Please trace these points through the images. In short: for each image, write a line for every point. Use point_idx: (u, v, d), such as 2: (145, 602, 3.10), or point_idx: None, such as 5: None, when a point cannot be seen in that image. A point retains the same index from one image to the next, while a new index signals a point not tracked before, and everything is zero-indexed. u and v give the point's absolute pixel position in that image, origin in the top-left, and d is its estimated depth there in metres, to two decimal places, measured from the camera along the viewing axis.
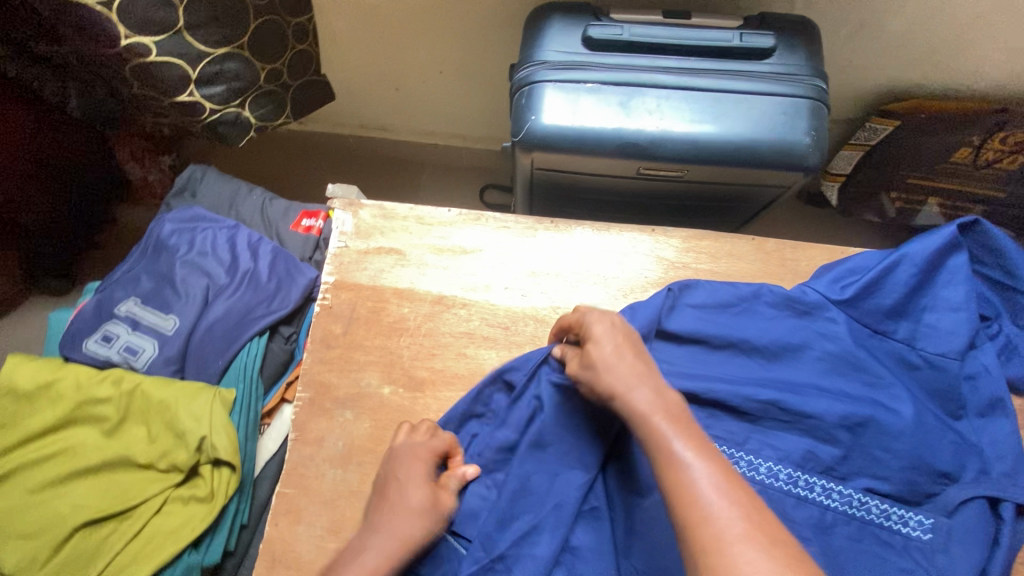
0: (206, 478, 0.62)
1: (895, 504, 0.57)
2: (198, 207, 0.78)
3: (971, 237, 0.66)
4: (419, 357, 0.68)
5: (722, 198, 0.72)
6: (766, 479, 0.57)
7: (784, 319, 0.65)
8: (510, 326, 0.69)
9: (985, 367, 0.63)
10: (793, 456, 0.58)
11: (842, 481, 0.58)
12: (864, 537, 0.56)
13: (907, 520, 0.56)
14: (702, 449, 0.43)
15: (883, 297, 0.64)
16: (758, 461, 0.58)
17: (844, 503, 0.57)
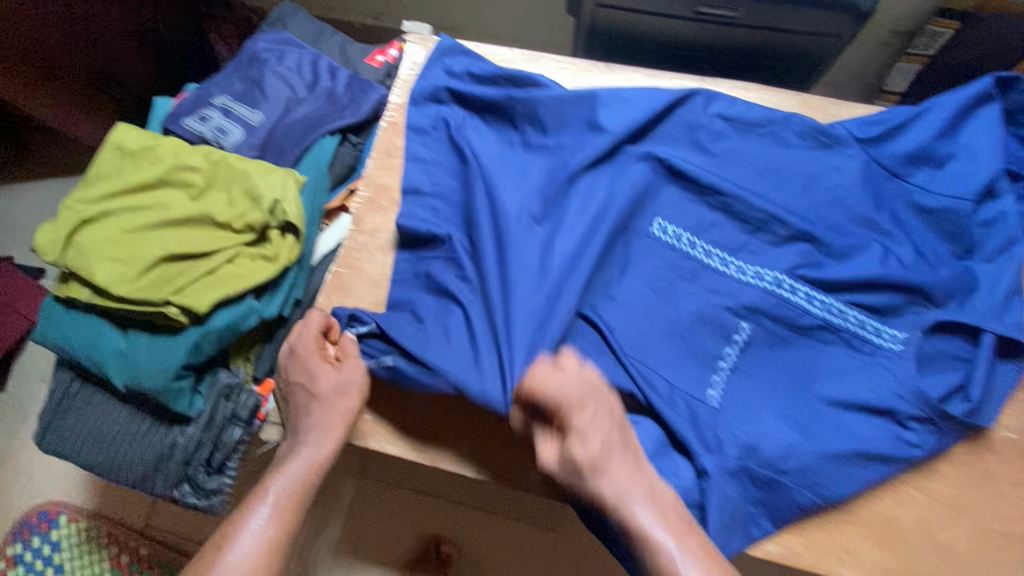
0: (274, 242, 0.70)
1: (872, 317, 0.65)
2: (288, 34, 0.86)
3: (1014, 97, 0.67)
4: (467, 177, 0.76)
5: (774, 48, 0.75)
6: (749, 278, 0.66)
7: (810, 156, 0.70)
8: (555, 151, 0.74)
9: (999, 217, 0.66)
10: (794, 259, 0.67)
11: (826, 292, 0.65)
12: (832, 340, 0.64)
13: (881, 333, 0.63)
14: (653, 497, 0.54)
15: (903, 141, 0.68)
16: (744, 265, 0.67)
17: (823, 310, 0.64)
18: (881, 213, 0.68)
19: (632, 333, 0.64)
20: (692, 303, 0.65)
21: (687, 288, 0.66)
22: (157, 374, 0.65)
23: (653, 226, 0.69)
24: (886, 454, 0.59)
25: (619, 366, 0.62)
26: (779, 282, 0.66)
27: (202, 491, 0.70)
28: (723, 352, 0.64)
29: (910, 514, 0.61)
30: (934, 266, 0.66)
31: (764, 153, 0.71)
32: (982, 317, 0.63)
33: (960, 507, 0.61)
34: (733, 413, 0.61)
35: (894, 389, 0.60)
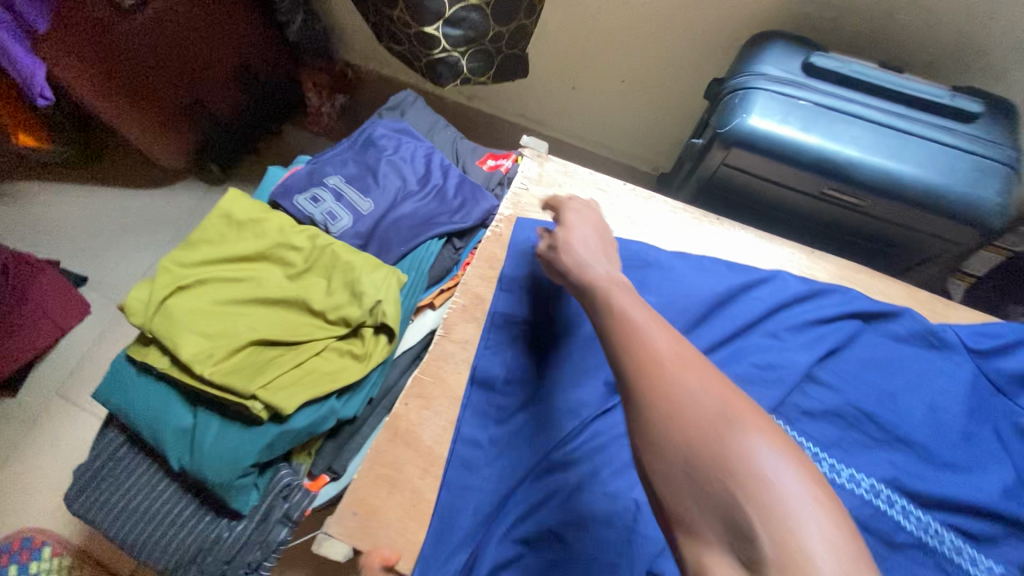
0: (365, 340, 0.68)
1: (968, 542, 0.60)
2: (405, 123, 0.87)
3: None
4: None
5: (889, 237, 0.75)
6: (848, 483, 0.62)
7: (917, 354, 0.69)
8: None
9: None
10: (893, 460, 0.64)
11: (927, 512, 0.62)
12: (928, 564, 0.59)
13: (976, 561, 0.59)
14: (666, 328, 0.40)
15: (1009, 362, 0.69)
16: (841, 467, 0.63)
17: (919, 528, 0.60)
18: (983, 428, 0.66)
19: None
20: None
21: None
22: (223, 466, 0.61)
23: None
24: None
25: None
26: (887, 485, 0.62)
27: None
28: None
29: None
30: None
31: (869, 342, 0.70)
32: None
33: None
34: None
35: None
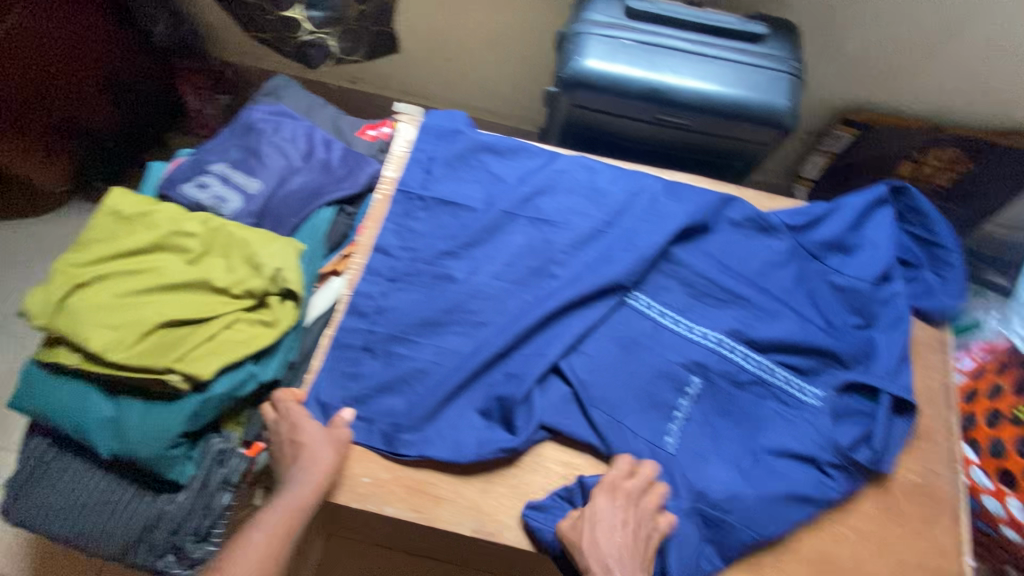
0: (273, 308, 0.73)
1: (797, 377, 0.77)
2: (283, 106, 0.91)
3: (903, 201, 0.83)
4: (452, 245, 0.81)
5: (717, 149, 0.88)
6: (697, 338, 0.77)
7: (750, 240, 0.83)
8: (538, 223, 0.83)
9: (893, 299, 0.80)
10: (726, 326, 0.78)
11: (772, 377, 0.77)
12: (767, 396, 0.76)
13: (805, 390, 0.76)
14: (626, 498, 0.65)
15: (818, 231, 0.83)
16: (695, 326, 0.78)
17: (758, 368, 0.77)
18: (801, 290, 0.81)
19: (611, 393, 0.73)
20: (655, 360, 0.76)
21: (650, 345, 0.77)
22: (153, 441, 0.65)
23: (634, 299, 0.79)
24: (809, 495, 0.70)
25: (590, 419, 0.73)
26: (738, 358, 0.77)
27: (187, 560, 0.69)
28: (713, 445, 0.73)
29: (855, 561, 0.69)
30: (842, 335, 0.78)
31: (714, 238, 0.83)
32: (885, 377, 0.76)
33: (881, 540, 0.70)
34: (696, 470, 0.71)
35: (815, 440, 0.73)
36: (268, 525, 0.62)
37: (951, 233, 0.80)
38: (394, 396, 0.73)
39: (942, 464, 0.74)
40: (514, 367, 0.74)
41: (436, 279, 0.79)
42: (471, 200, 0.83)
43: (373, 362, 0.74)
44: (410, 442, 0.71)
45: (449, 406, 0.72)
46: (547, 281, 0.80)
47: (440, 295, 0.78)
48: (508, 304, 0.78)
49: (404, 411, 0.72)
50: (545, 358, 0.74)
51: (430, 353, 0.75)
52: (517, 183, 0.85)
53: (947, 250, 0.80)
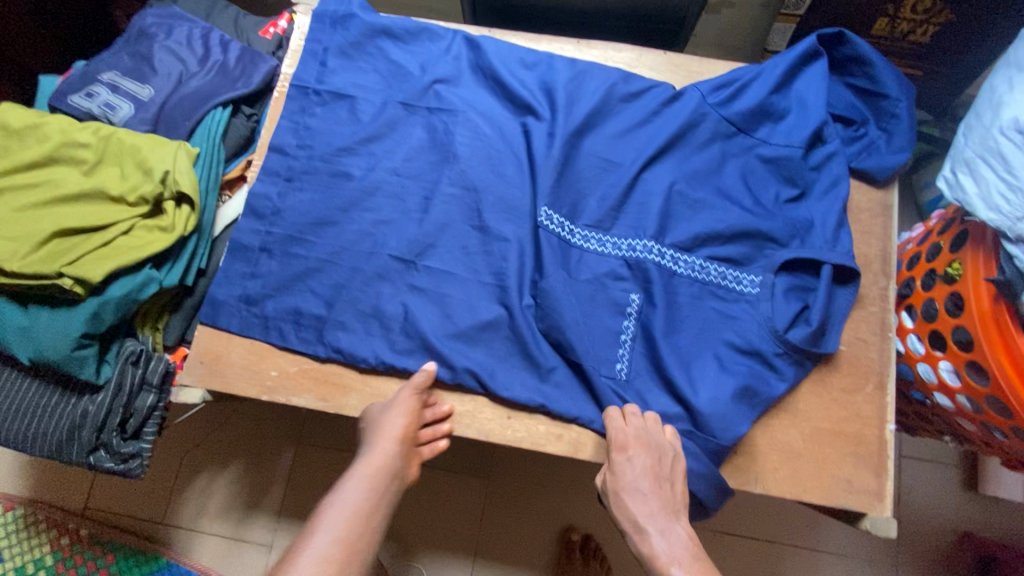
0: (169, 213, 0.72)
1: (731, 268, 0.71)
2: (177, 7, 0.86)
3: (842, 49, 0.73)
4: (352, 141, 0.77)
5: (637, 8, 0.79)
6: (612, 250, 0.72)
7: (672, 117, 0.76)
8: (442, 111, 0.78)
9: (822, 167, 0.73)
10: (640, 206, 0.73)
11: (688, 252, 0.72)
12: (703, 295, 0.71)
13: (741, 279, 0.71)
14: (636, 457, 0.62)
15: (747, 97, 0.75)
16: (607, 207, 0.73)
17: (689, 269, 0.71)
18: (724, 164, 0.75)
19: (516, 281, 0.71)
20: (574, 263, 0.72)
21: (564, 267, 0.71)
22: (59, 344, 0.67)
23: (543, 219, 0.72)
24: (721, 372, 0.67)
25: (509, 320, 0.71)
26: (653, 236, 0.72)
27: (118, 455, 0.73)
28: (623, 328, 0.69)
29: (768, 435, 0.67)
30: (768, 208, 0.73)
31: (637, 134, 0.76)
32: (822, 248, 0.70)
33: (797, 412, 0.68)
34: (601, 355, 0.69)
35: (752, 329, 0.68)
36: (361, 480, 0.61)
37: (896, 80, 0.70)
38: (300, 297, 0.73)
39: (872, 334, 0.69)
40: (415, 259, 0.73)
41: (338, 178, 0.77)
42: (371, 94, 0.79)
43: (276, 268, 0.74)
44: (315, 341, 0.72)
45: (352, 304, 0.72)
46: (451, 170, 0.76)
47: (340, 194, 0.76)
48: (410, 197, 0.76)
49: (310, 310, 0.73)
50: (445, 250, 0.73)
51: (332, 253, 0.74)
52: (418, 72, 0.79)
53: (892, 101, 0.71)
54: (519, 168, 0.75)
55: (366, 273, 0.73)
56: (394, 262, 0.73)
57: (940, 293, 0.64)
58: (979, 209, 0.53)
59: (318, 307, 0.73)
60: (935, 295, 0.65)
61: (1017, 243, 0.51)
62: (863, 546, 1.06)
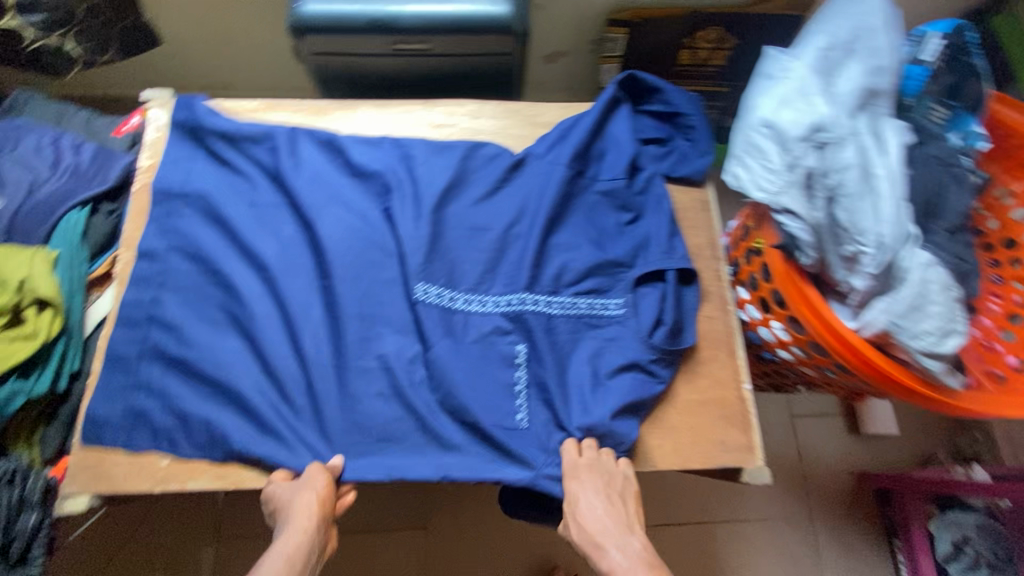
0: (30, 319, 0.70)
1: (597, 297, 0.79)
2: (22, 117, 0.86)
3: (639, 85, 0.86)
4: (218, 223, 0.79)
5: (471, 70, 0.89)
6: (491, 308, 0.77)
7: (525, 174, 0.83)
8: (300, 182, 0.79)
9: (650, 181, 0.85)
10: (505, 245, 0.79)
11: (558, 294, 0.79)
12: (579, 328, 0.77)
13: (608, 305, 0.78)
14: (589, 485, 0.67)
15: (574, 141, 0.83)
16: (471, 248, 0.79)
17: (563, 307, 0.78)
18: (571, 193, 0.83)
19: (399, 332, 0.75)
20: (450, 307, 0.76)
21: (447, 333, 0.75)
22: None
23: (421, 294, 0.76)
24: (599, 380, 0.73)
25: (400, 378, 0.73)
26: (518, 271, 0.78)
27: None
28: (514, 377, 0.74)
29: (650, 426, 0.74)
30: (610, 230, 0.82)
31: (497, 197, 0.82)
32: (661, 257, 0.80)
33: (668, 401, 0.76)
34: (491, 386, 0.73)
35: (619, 342, 0.75)
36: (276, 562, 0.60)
37: (684, 99, 0.85)
38: (179, 386, 0.72)
39: (716, 317, 0.80)
40: (295, 331, 0.74)
41: (206, 262, 0.77)
42: (230, 176, 0.81)
43: (154, 366, 0.72)
44: (206, 432, 0.70)
45: (236, 383, 0.72)
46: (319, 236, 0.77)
47: (211, 279, 0.76)
48: (281, 269, 0.77)
49: (191, 397, 0.71)
50: (323, 315, 0.75)
51: (210, 340, 0.73)
52: (273, 146, 0.81)
53: (687, 116, 0.85)
54: (385, 226, 0.79)
55: (248, 349, 0.74)
56: (278, 336, 0.74)
57: (757, 267, 0.76)
58: (752, 191, 0.63)
59: (204, 396, 0.72)
60: (754, 269, 0.76)
61: (786, 214, 0.62)
62: (778, 506, 1.15)
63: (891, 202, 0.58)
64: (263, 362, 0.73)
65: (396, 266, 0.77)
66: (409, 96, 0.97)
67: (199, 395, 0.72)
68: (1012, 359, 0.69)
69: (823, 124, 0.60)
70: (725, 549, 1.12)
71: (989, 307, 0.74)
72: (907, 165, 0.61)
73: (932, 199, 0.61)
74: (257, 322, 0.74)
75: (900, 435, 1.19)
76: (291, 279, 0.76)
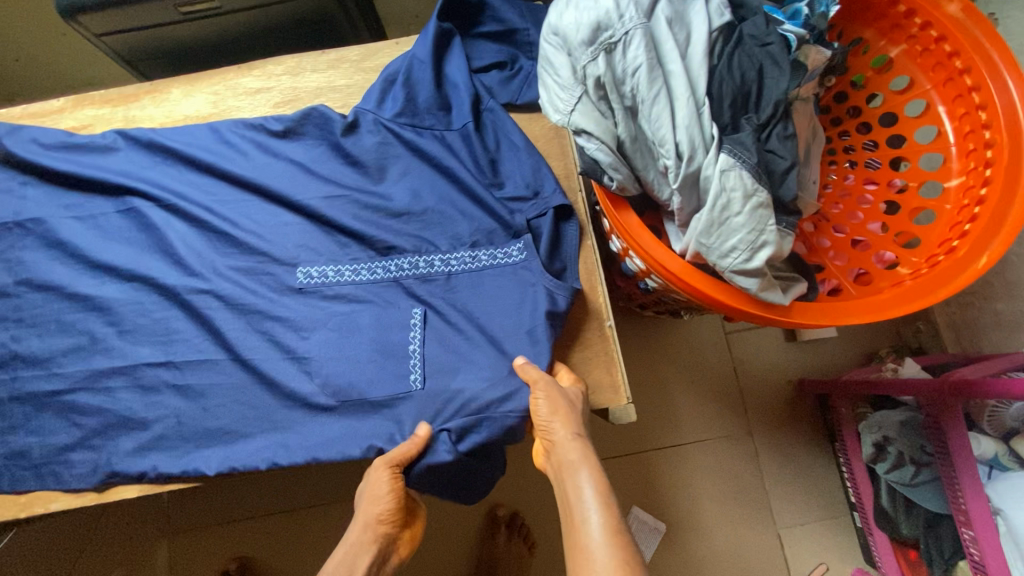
0: None
1: (440, 254, 0.71)
2: None
3: (464, 5, 0.75)
4: (38, 240, 0.75)
5: (286, 19, 0.80)
6: (329, 286, 0.71)
7: (349, 127, 0.74)
8: (112, 183, 0.74)
9: (493, 113, 0.74)
10: (338, 216, 0.72)
11: (398, 258, 0.71)
12: (423, 291, 0.70)
13: (450, 261, 0.70)
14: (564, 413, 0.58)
15: (399, 85, 0.74)
16: (303, 224, 0.73)
17: (407, 273, 0.71)
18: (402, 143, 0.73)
19: (237, 327, 0.71)
20: (287, 292, 0.72)
21: (287, 320, 0.71)
22: None
23: (256, 282, 0.72)
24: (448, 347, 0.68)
25: (245, 372, 0.70)
26: (355, 240, 0.73)
27: None
28: (358, 356, 0.68)
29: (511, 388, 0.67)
30: (451, 178, 0.73)
31: (324, 162, 0.74)
32: (508, 200, 0.71)
33: None
34: (336, 371, 0.68)
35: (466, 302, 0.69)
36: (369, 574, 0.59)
37: (517, 13, 0.75)
38: (22, 414, 0.70)
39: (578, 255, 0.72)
40: (133, 340, 0.72)
41: (32, 282, 0.73)
42: (41, 188, 0.76)
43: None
44: (54, 455, 0.68)
45: (80, 403, 0.70)
46: (147, 235, 0.75)
47: (40, 298, 0.73)
48: (111, 279, 0.74)
49: (35, 424, 0.69)
50: (160, 319, 0.72)
51: (50, 361, 0.72)
52: (76, 146, 0.75)
53: (524, 32, 0.76)
54: (208, 216, 0.74)
55: (87, 367, 0.71)
56: (117, 348, 0.72)
57: None
58: (547, 114, 0.55)
59: (49, 419, 0.70)
60: None
61: (581, 136, 0.53)
62: (718, 426, 1.12)
63: (685, 104, 0.50)
64: (104, 378, 0.71)
65: (228, 252, 0.73)
66: (239, 59, 0.88)
67: (43, 420, 0.70)
68: (883, 253, 0.63)
69: (604, 21, 0.50)
70: (668, 477, 1.10)
71: (865, 198, 0.67)
72: (712, 57, 0.53)
73: (745, 90, 0.52)
74: (95, 335, 0.72)
75: (841, 335, 1.14)
76: (123, 287, 0.73)
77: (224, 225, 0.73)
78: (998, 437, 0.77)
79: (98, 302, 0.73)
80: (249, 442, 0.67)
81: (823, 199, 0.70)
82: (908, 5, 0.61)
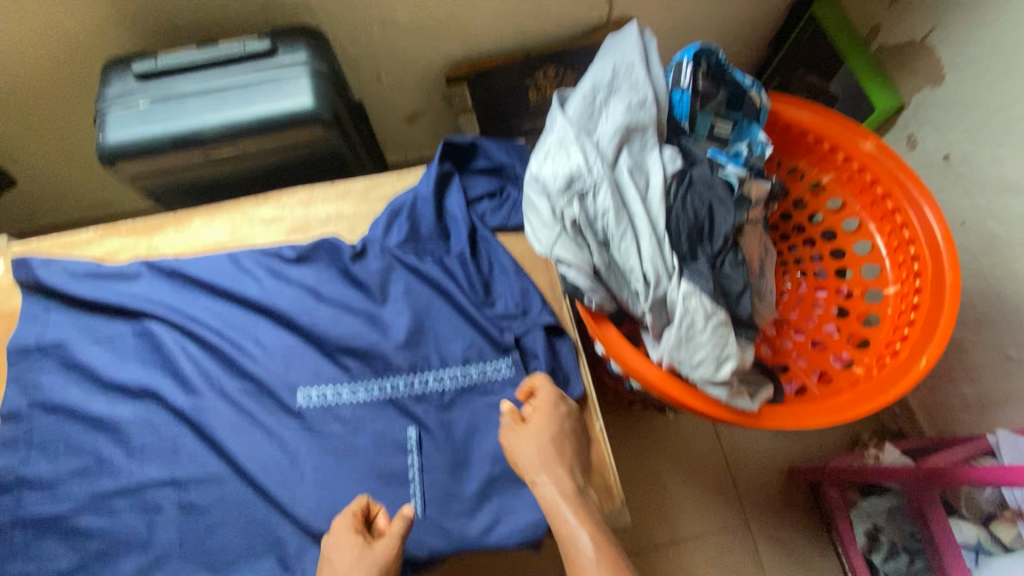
0: None
1: (438, 370, 0.77)
2: None
3: (458, 147, 0.87)
4: (55, 365, 0.79)
5: (300, 159, 0.91)
6: (333, 401, 0.75)
7: (356, 255, 0.82)
8: (133, 309, 0.80)
9: (485, 239, 0.84)
10: (344, 334, 0.78)
11: (399, 375, 0.77)
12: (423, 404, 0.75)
13: (445, 378, 0.76)
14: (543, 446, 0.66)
15: (401, 215, 0.84)
16: (310, 344, 0.79)
17: (407, 388, 0.76)
18: (404, 267, 0.82)
19: (244, 445, 0.74)
20: (293, 408, 0.76)
21: (292, 437, 0.74)
22: None
23: (264, 400, 0.76)
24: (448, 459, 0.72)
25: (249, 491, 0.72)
26: (358, 357, 0.78)
27: None
28: (362, 472, 0.72)
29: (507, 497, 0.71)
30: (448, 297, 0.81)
31: (332, 285, 0.81)
32: (500, 318, 0.79)
33: None
34: (340, 486, 0.71)
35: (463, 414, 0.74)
36: None
37: (504, 152, 0.88)
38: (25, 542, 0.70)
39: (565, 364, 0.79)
40: (140, 462, 0.74)
41: (46, 406, 0.76)
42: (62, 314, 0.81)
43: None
44: None
45: (84, 528, 0.71)
46: (161, 357, 0.79)
47: (51, 421, 0.76)
48: (123, 400, 0.77)
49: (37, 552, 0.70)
50: (167, 440, 0.75)
51: (55, 484, 0.73)
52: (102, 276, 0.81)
53: (511, 168, 0.87)
54: (222, 338, 0.79)
55: (93, 489, 0.73)
56: (124, 470, 0.74)
57: None
58: (533, 245, 0.63)
59: (52, 545, 0.71)
60: None
61: (562, 265, 0.61)
62: (714, 519, 1.12)
63: (650, 241, 0.59)
64: (110, 501, 0.72)
65: (238, 370, 0.78)
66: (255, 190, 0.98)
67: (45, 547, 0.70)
68: (839, 354, 0.70)
69: (577, 173, 0.60)
70: None
71: (817, 303, 0.75)
72: (669, 198, 0.62)
73: (699, 224, 0.62)
74: (103, 458, 0.74)
75: None
76: (133, 408, 0.77)
77: (236, 344, 0.79)
78: (979, 521, 0.80)
79: (110, 423, 0.76)
80: (252, 562, 0.68)
81: (782, 304, 0.76)
82: (830, 143, 0.73)
